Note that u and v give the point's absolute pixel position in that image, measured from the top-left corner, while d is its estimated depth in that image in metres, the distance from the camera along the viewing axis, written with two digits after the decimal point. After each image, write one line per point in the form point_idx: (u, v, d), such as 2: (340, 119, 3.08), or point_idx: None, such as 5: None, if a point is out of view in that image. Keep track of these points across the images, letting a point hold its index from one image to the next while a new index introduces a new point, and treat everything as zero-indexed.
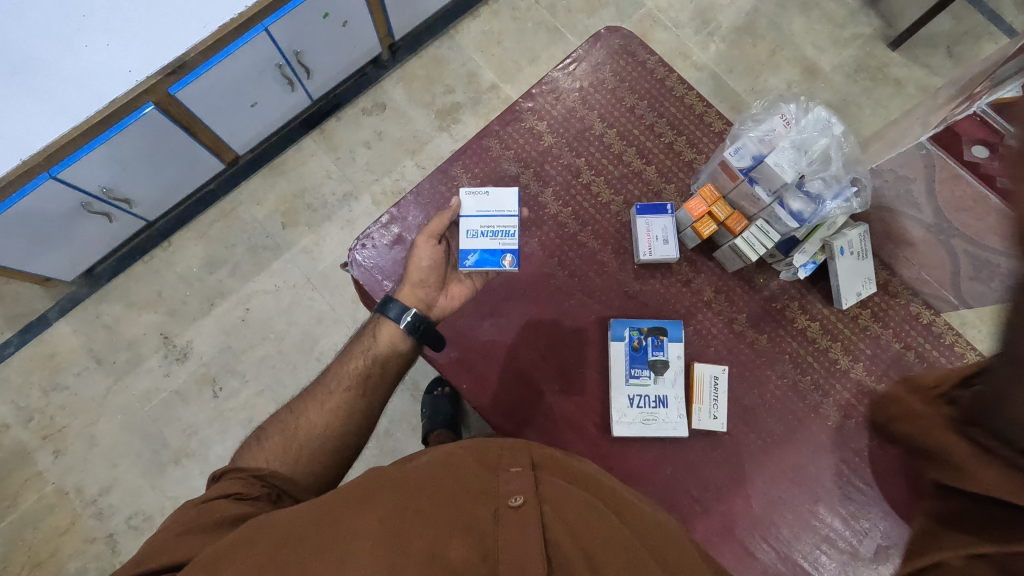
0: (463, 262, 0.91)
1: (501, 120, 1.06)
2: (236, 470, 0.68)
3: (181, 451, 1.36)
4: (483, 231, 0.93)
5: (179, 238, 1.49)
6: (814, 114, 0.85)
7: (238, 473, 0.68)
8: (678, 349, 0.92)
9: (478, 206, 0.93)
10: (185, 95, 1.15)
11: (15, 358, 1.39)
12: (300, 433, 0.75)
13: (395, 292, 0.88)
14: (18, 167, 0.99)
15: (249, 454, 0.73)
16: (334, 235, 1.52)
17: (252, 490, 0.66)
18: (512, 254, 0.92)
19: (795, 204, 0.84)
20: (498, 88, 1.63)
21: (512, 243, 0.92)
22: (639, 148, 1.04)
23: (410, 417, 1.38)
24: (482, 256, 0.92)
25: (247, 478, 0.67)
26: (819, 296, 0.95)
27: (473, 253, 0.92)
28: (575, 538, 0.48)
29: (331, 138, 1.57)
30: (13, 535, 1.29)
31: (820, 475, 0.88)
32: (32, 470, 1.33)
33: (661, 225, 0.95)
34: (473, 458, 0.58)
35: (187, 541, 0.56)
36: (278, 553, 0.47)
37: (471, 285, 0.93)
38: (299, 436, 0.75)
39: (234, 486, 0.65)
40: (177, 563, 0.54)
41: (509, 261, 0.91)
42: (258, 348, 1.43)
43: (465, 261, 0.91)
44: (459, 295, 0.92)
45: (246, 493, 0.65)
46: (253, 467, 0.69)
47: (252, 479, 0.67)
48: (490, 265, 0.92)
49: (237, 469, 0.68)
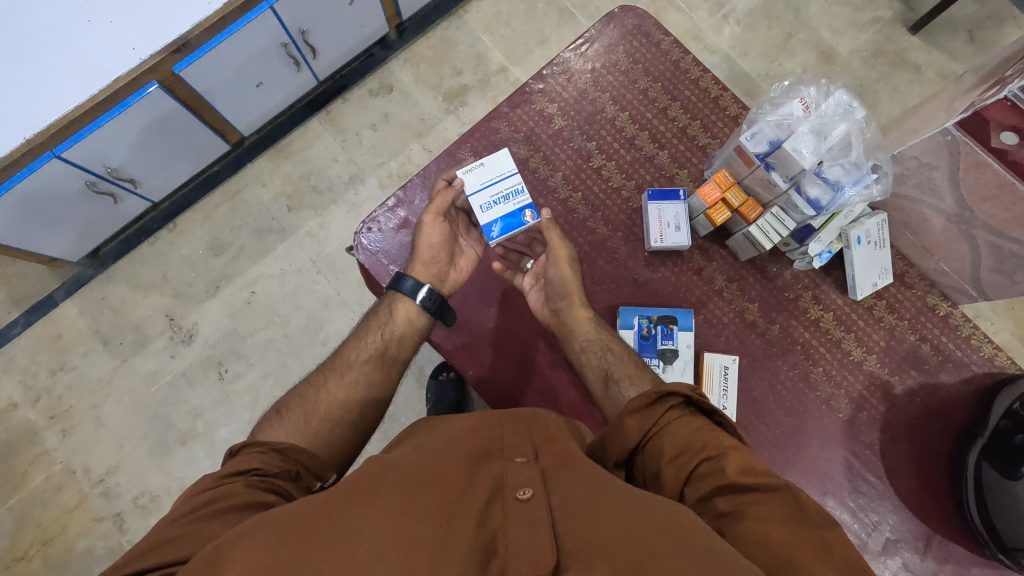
0: (490, 237, 0.89)
1: (510, 102, 1.04)
2: (257, 443, 0.65)
3: (187, 433, 1.36)
4: (495, 200, 0.90)
5: (184, 219, 1.48)
6: (835, 98, 0.83)
7: (259, 447, 0.65)
8: (688, 338, 0.90)
9: (480, 180, 0.90)
10: (189, 74, 1.13)
11: (23, 338, 1.39)
12: (320, 405, 0.74)
13: (408, 268, 0.89)
14: (21, 146, 0.98)
15: (268, 428, 0.72)
16: (340, 218, 1.50)
17: (271, 466, 0.63)
18: (531, 208, 0.90)
19: (813, 190, 0.81)
20: (507, 70, 1.60)
21: (526, 199, 0.90)
22: (650, 131, 1.02)
23: (415, 402, 1.38)
24: (505, 223, 0.89)
25: (267, 453, 0.64)
26: (834, 286, 0.93)
27: (495, 223, 0.89)
28: (584, 521, 0.48)
29: (337, 120, 1.55)
30: (22, 513, 1.30)
31: (829, 468, 0.87)
32: (40, 449, 1.34)
33: (674, 211, 0.93)
34: (478, 449, 0.59)
35: (187, 530, 0.52)
36: (281, 546, 0.45)
37: (474, 254, 0.94)
38: (320, 407, 0.74)
39: (252, 462, 0.62)
40: (177, 560, 0.49)
41: (530, 216, 0.90)
42: (263, 331, 1.43)
43: (492, 234, 0.89)
44: (466, 268, 0.93)
45: (265, 469, 0.62)
46: (274, 443, 0.67)
47: (273, 454, 0.64)
48: (515, 227, 0.90)
49: (258, 442, 0.66)
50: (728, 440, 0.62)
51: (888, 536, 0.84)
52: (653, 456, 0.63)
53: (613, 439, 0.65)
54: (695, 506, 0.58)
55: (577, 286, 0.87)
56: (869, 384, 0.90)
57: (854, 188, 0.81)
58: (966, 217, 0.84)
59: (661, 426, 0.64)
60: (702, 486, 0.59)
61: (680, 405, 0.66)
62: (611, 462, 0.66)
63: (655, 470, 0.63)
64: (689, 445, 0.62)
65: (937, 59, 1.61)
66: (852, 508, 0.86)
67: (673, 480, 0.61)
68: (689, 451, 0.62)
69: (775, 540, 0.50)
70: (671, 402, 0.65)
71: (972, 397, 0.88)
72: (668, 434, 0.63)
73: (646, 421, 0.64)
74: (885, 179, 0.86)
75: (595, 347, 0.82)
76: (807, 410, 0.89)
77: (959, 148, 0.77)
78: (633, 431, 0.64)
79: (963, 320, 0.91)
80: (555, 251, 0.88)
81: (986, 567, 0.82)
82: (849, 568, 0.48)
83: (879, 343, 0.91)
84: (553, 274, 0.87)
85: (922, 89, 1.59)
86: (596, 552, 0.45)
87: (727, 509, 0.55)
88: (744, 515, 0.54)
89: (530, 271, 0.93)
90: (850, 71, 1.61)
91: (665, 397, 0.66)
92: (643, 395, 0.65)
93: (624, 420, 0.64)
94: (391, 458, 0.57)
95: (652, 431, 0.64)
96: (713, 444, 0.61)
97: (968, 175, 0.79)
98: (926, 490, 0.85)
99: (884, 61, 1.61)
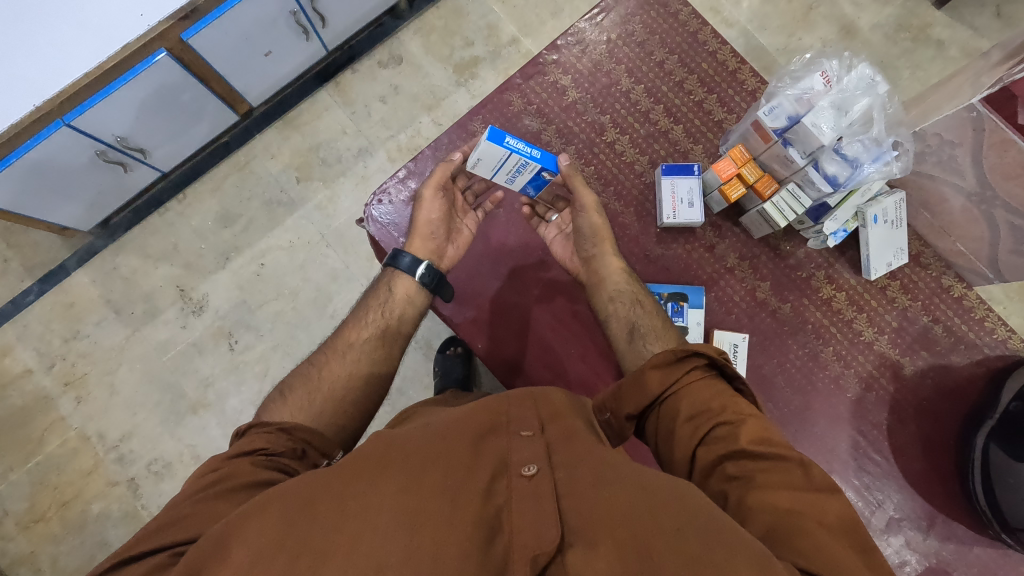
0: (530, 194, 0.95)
1: (523, 73, 1.02)
2: (262, 424, 0.66)
3: (198, 402, 1.39)
4: (512, 174, 0.88)
5: (193, 190, 1.48)
6: (858, 72, 0.81)
7: (264, 427, 0.65)
8: (698, 315, 0.90)
9: (487, 168, 0.87)
10: (197, 42, 1.11)
11: (36, 306, 1.41)
12: (323, 384, 0.75)
13: (406, 244, 0.88)
14: (32, 113, 0.98)
15: (272, 409, 0.73)
16: (349, 191, 1.49)
17: (276, 445, 0.64)
18: (546, 171, 0.85)
19: (830, 167, 0.80)
20: (518, 42, 1.57)
21: (536, 166, 0.84)
22: (666, 105, 1.00)
23: (422, 375, 1.39)
24: (535, 184, 0.90)
25: (272, 433, 0.65)
26: (847, 265, 0.92)
27: (527, 186, 0.92)
28: (587, 502, 0.48)
29: (346, 91, 1.53)
30: (40, 476, 1.34)
31: (835, 447, 0.88)
32: (55, 415, 1.36)
33: (687, 186, 0.92)
34: (483, 424, 0.58)
35: (197, 508, 0.53)
36: (287, 526, 0.45)
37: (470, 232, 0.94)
38: (322, 386, 0.74)
39: (258, 442, 0.63)
40: (188, 539, 0.50)
41: (551, 174, 0.86)
42: (272, 303, 1.44)
43: (530, 195, 0.94)
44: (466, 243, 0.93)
45: (271, 449, 0.63)
46: (280, 423, 0.67)
47: (277, 434, 0.65)
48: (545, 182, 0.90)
49: (262, 423, 0.66)
50: (748, 407, 0.62)
51: (892, 514, 0.85)
52: (669, 415, 0.64)
53: (631, 391, 0.65)
54: (706, 465, 0.59)
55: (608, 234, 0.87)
56: (878, 364, 0.90)
57: (874, 164, 0.81)
58: (987, 196, 0.83)
59: (682, 384, 0.65)
60: (716, 449, 0.59)
61: (704, 366, 0.66)
62: (624, 415, 0.65)
63: (669, 428, 0.64)
64: (708, 408, 0.62)
65: (962, 36, 1.57)
66: (857, 486, 0.86)
67: (686, 440, 0.62)
68: (706, 413, 0.62)
69: (780, 505, 0.51)
70: (695, 362, 0.65)
71: (983, 380, 0.88)
72: (687, 393, 0.64)
73: (667, 378, 0.64)
74: (906, 156, 0.85)
75: (624, 298, 0.83)
76: (816, 389, 0.89)
77: (983, 125, 0.78)
78: (653, 387, 0.64)
79: (977, 302, 0.90)
80: (579, 205, 0.86)
81: (988, 546, 0.83)
82: (848, 524, 0.50)
83: (890, 323, 0.91)
84: (583, 224, 0.87)
85: (944, 66, 1.55)
86: (600, 532, 0.45)
87: (737, 473, 0.56)
88: (754, 479, 0.55)
89: (554, 223, 0.93)
90: (871, 47, 1.57)
91: (690, 356, 0.65)
92: (668, 351, 0.65)
93: (646, 373, 0.64)
94: (394, 434, 0.57)
95: (671, 388, 0.64)
96: (732, 410, 0.61)
97: (990, 152, 0.80)
98: (932, 470, 0.86)
99: (906, 37, 1.57)
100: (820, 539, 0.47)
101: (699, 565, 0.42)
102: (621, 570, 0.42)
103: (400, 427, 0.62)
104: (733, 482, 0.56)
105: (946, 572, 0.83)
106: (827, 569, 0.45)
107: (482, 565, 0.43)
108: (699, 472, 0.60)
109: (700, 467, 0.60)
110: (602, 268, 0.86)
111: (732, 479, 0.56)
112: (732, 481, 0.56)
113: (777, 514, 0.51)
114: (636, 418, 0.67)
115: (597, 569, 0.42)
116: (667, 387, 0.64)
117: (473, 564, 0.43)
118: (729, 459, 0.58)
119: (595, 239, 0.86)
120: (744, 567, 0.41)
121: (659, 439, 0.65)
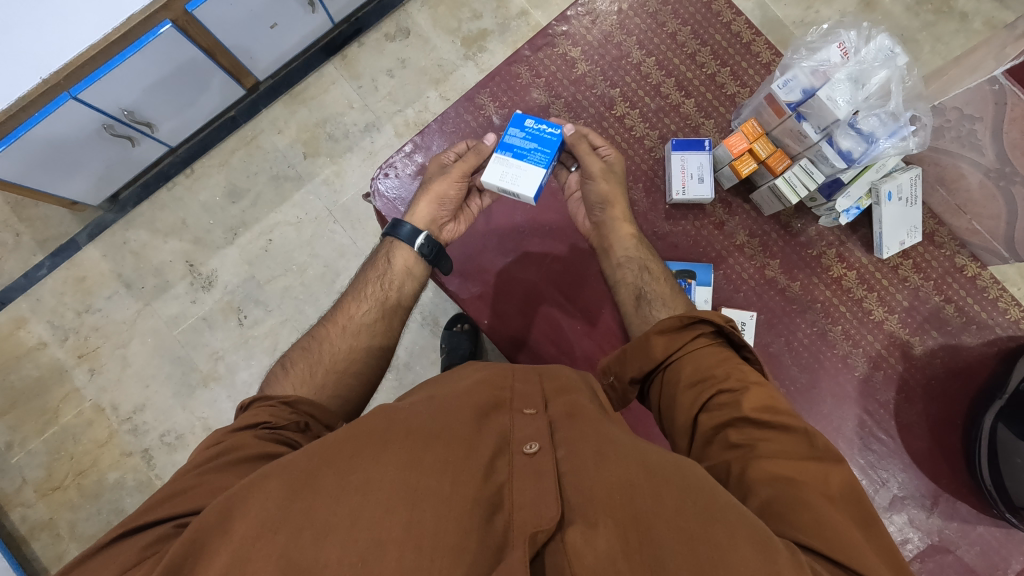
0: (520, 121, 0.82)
1: (532, 45, 1.00)
2: (265, 398, 0.66)
3: (209, 374, 1.40)
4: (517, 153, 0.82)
5: (201, 165, 1.48)
6: (876, 43, 0.79)
7: (268, 401, 0.66)
8: (705, 293, 0.90)
9: (502, 174, 0.80)
10: (202, 13, 1.10)
11: (48, 280, 1.42)
12: (324, 358, 0.75)
13: (407, 214, 0.87)
14: (38, 86, 0.97)
15: (274, 382, 0.74)
16: (356, 166, 1.49)
17: (280, 419, 0.64)
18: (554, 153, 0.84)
19: (845, 142, 0.78)
20: (527, 14, 1.54)
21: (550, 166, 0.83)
22: (677, 79, 0.98)
23: (430, 350, 1.39)
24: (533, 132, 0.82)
25: (274, 406, 0.65)
26: (859, 244, 0.91)
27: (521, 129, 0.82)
28: (587, 479, 0.49)
29: (353, 65, 1.51)
30: (57, 446, 1.37)
31: (841, 425, 0.87)
32: (69, 387, 1.39)
33: (698, 162, 0.90)
34: (486, 400, 0.59)
35: (201, 481, 0.54)
36: (289, 502, 0.45)
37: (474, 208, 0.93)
38: (324, 359, 0.75)
39: (262, 415, 0.64)
40: (192, 511, 0.51)
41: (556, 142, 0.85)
42: (280, 279, 1.44)
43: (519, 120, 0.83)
44: (468, 219, 0.92)
45: (274, 422, 0.64)
46: (283, 396, 0.68)
47: (280, 407, 0.65)
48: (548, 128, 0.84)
49: (265, 397, 0.67)
50: (753, 374, 0.62)
51: (895, 493, 0.85)
52: (674, 379, 0.65)
53: (635, 355, 0.68)
54: (707, 432, 0.60)
55: (620, 198, 0.86)
56: (888, 343, 0.89)
57: (890, 140, 0.78)
58: (1007, 172, 0.83)
59: (686, 350, 0.66)
60: (717, 415, 0.59)
61: (710, 333, 0.67)
62: (627, 378, 0.69)
63: (672, 393, 0.65)
64: (711, 374, 0.63)
65: (986, 7, 1.52)
66: (862, 464, 0.86)
67: (688, 406, 0.63)
68: (710, 379, 0.62)
69: (781, 475, 0.51)
70: (701, 329, 0.67)
71: (993, 361, 0.87)
72: (692, 357, 0.65)
73: (673, 343, 0.66)
74: (923, 131, 0.83)
75: (632, 265, 0.83)
76: (822, 367, 0.89)
77: (1006, 98, 0.77)
78: (658, 351, 0.66)
79: (991, 282, 0.89)
80: (587, 182, 0.85)
81: (992, 525, 0.83)
82: (848, 492, 0.50)
83: (901, 302, 0.90)
84: (589, 193, 0.85)
85: (967, 40, 1.50)
86: (600, 509, 0.46)
87: (739, 441, 0.56)
88: (756, 448, 0.54)
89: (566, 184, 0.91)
90: (891, 20, 1.52)
91: (697, 323, 0.67)
92: (675, 317, 0.66)
93: (650, 338, 0.67)
94: (397, 408, 0.58)
95: (676, 353, 0.66)
96: (737, 376, 0.61)
97: (1012, 127, 0.79)
98: (937, 448, 0.86)
99: (928, 9, 1.52)
100: (821, 512, 0.47)
101: (700, 541, 0.42)
102: (621, 550, 0.42)
103: (400, 400, 0.62)
104: (734, 450, 0.56)
105: (948, 549, 0.83)
106: (829, 541, 0.45)
107: (482, 541, 0.43)
108: (701, 439, 0.60)
109: (703, 437, 0.60)
110: (608, 242, 0.85)
111: (733, 448, 0.56)
112: (734, 450, 0.56)
113: (777, 485, 0.51)
114: (641, 379, 0.69)
115: (596, 548, 0.42)
116: (674, 353, 0.66)
117: (474, 541, 0.43)
118: (731, 426, 0.58)
119: (603, 213, 0.86)
120: (744, 545, 0.42)
121: (662, 405, 0.67)
